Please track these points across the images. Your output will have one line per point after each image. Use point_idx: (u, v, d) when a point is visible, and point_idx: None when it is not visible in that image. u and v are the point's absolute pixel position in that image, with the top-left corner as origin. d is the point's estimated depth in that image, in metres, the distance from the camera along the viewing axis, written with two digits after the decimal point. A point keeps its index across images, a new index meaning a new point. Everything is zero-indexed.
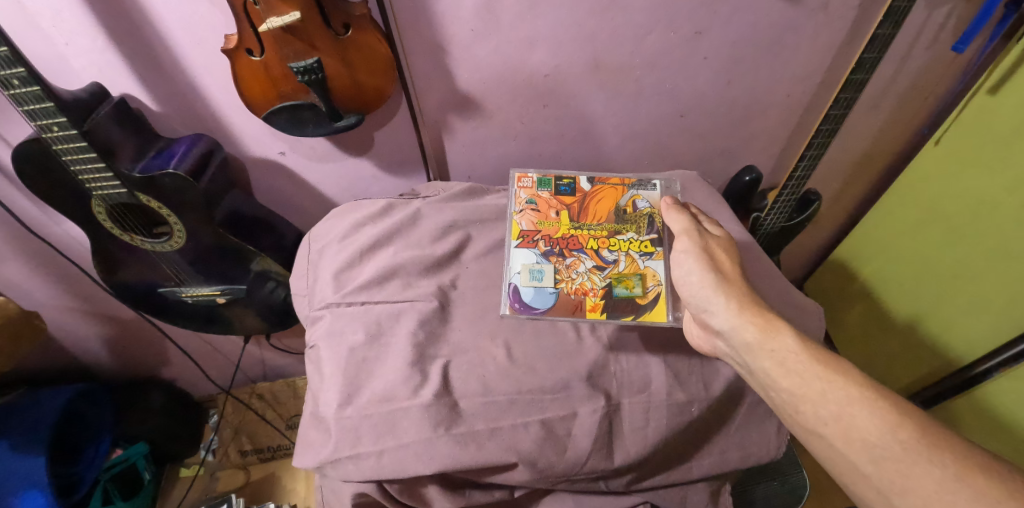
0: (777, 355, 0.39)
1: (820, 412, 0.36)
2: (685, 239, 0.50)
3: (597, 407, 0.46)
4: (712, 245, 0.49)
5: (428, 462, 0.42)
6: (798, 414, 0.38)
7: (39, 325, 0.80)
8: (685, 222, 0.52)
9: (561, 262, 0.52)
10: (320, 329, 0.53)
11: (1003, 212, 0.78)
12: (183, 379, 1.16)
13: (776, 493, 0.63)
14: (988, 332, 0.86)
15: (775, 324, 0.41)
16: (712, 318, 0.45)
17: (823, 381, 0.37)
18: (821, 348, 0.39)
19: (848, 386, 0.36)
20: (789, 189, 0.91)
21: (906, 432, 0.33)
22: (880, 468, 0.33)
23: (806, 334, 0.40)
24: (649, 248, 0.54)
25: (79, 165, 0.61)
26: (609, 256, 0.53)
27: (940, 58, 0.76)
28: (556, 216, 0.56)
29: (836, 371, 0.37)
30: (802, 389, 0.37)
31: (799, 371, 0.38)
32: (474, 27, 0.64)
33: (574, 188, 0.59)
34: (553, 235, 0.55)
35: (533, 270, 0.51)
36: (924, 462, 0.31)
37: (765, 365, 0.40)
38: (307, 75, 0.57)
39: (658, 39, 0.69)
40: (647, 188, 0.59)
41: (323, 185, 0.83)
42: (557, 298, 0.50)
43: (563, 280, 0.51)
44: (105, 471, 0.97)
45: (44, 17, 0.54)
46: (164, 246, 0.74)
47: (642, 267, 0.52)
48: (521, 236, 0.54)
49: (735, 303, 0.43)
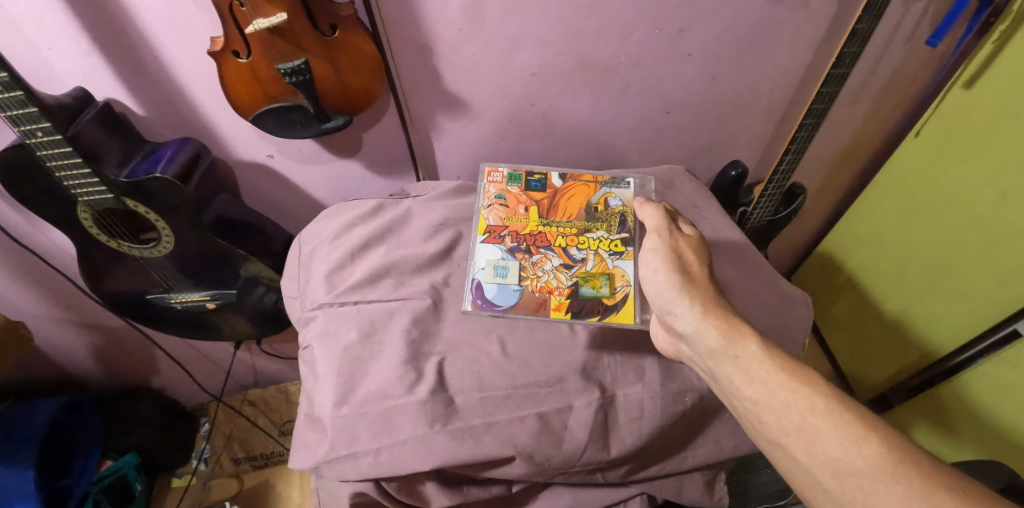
0: (740, 362, 0.40)
1: (783, 422, 0.36)
2: (654, 237, 0.50)
3: (591, 399, 0.46)
4: (681, 245, 0.49)
5: (425, 458, 0.42)
6: (762, 424, 0.38)
7: (24, 335, 0.78)
8: (658, 219, 0.52)
9: (527, 259, 0.53)
10: (314, 330, 0.52)
11: (982, 202, 0.80)
12: (173, 387, 1.14)
13: (770, 481, 0.64)
14: (969, 321, 0.88)
15: (739, 331, 0.41)
16: (676, 321, 0.45)
17: (788, 391, 0.37)
18: (784, 356, 0.39)
19: (813, 396, 0.36)
20: (775, 183, 0.92)
21: (870, 447, 0.32)
22: (841, 483, 0.32)
23: (770, 341, 0.40)
24: (619, 248, 0.54)
25: (64, 171, 0.60)
26: (577, 254, 0.53)
27: (917, 52, 0.79)
28: (524, 212, 0.56)
29: (801, 381, 0.37)
30: (765, 398, 0.37)
31: (762, 379, 0.38)
32: (461, 27, 0.64)
33: (544, 184, 0.59)
34: (520, 231, 0.55)
35: (497, 266, 0.52)
36: (888, 479, 0.31)
37: (728, 372, 0.40)
38: (294, 76, 0.56)
39: (642, 37, 0.71)
40: (620, 187, 0.59)
41: (312, 187, 0.82)
42: (520, 296, 0.50)
43: (528, 277, 0.51)
44: (94, 484, 0.95)
45: (25, 21, 0.53)
46: (152, 252, 0.73)
47: (611, 267, 0.52)
48: (487, 232, 0.55)
49: (700, 307, 0.43)
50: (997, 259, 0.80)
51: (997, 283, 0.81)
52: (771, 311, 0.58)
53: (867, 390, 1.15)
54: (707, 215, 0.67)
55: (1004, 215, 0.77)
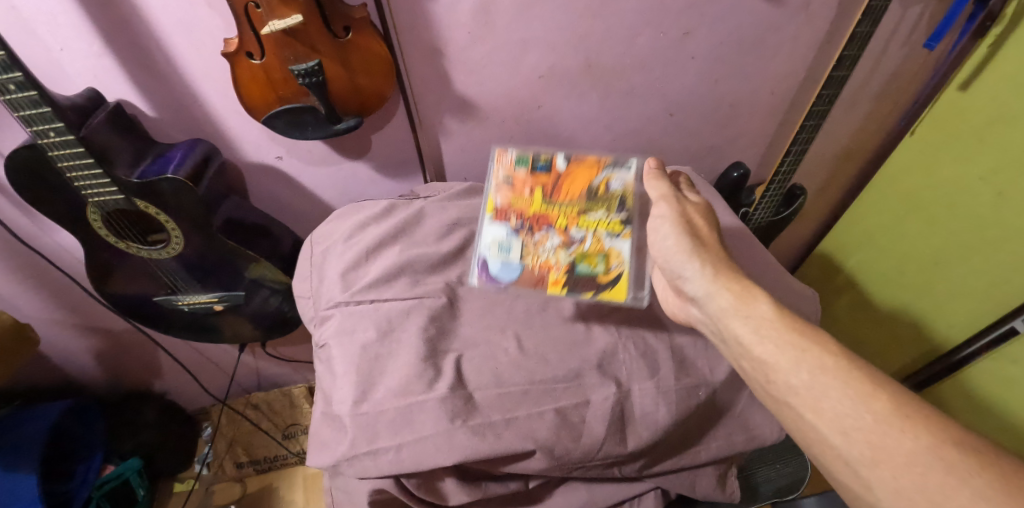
0: (751, 322, 0.41)
1: (792, 381, 0.37)
2: (662, 204, 0.51)
3: (608, 394, 0.47)
4: (691, 212, 0.50)
5: (447, 453, 0.42)
6: (770, 383, 0.39)
7: (32, 338, 0.78)
8: (664, 187, 0.52)
9: (530, 234, 0.54)
10: (330, 328, 0.53)
11: (977, 199, 0.82)
12: (175, 392, 1.13)
13: (779, 476, 0.65)
14: (967, 318, 0.90)
15: (750, 291, 0.42)
16: (687, 285, 0.46)
17: (798, 350, 0.38)
18: (794, 315, 0.41)
19: (823, 355, 0.37)
20: (776, 184, 0.93)
21: (879, 403, 0.34)
22: (850, 440, 0.34)
23: (780, 301, 0.41)
24: (616, 228, 0.54)
25: (75, 171, 0.60)
26: (577, 232, 0.53)
27: (913, 55, 0.81)
28: (528, 193, 0.56)
29: (811, 341, 0.38)
30: (775, 358, 0.38)
31: (772, 337, 0.39)
32: (471, 30, 0.65)
33: (549, 163, 0.57)
34: (523, 209, 0.55)
35: (501, 243, 0.53)
36: (897, 433, 0.32)
37: (738, 332, 0.41)
38: (307, 77, 0.57)
39: (647, 40, 0.72)
40: (621, 169, 0.57)
41: (319, 189, 0.83)
42: (520, 270, 0.52)
43: (529, 251, 0.53)
44: (98, 489, 0.93)
45: (39, 22, 0.53)
46: (161, 253, 0.73)
47: (607, 246, 0.53)
48: (495, 209, 0.55)
49: (710, 271, 0.44)
50: (994, 256, 0.82)
51: (995, 280, 0.83)
52: (782, 308, 0.58)
53: None
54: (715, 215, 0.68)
55: (1002, 213, 0.79)
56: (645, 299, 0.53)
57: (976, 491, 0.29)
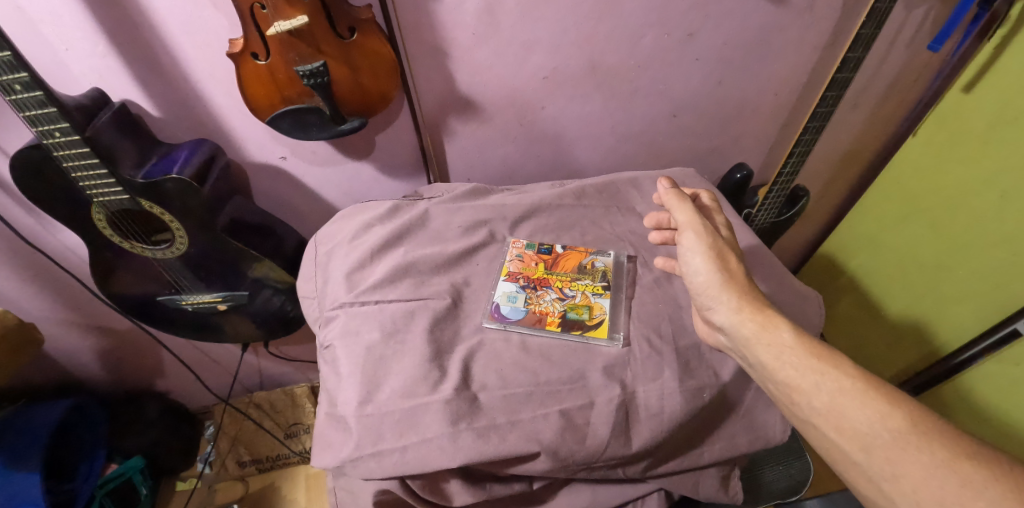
0: (773, 349, 0.41)
1: (813, 403, 0.38)
2: (690, 234, 0.50)
3: (612, 396, 0.47)
4: (721, 244, 0.49)
5: (452, 455, 0.42)
6: (795, 405, 0.40)
7: (37, 336, 0.79)
8: (690, 214, 0.51)
9: (533, 292, 0.58)
10: (335, 329, 0.53)
11: (981, 201, 0.81)
12: (178, 391, 1.13)
13: (780, 478, 0.65)
14: (971, 320, 0.89)
15: (774, 320, 0.43)
16: (714, 315, 0.46)
17: (817, 373, 0.39)
18: (815, 340, 0.41)
19: (841, 377, 0.38)
20: (779, 186, 0.93)
21: (896, 421, 0.35)
22: (870, 457, 0.35)
23: (801, 328, 0.42)
24: (598, 288, 0.58)
25: (80, 171, 0.60)
26: (569, 291, 0.59)
27: (917, 57, 0.82)
28: (534, 262, 0.61)
29: (829, 364, 0.39)
30: (796, 381, 0.40)
31: (793, 364, 0.40)
32: (476, 30, 0.66)
33: (550, 246, 0.63)
34: (530, 273, 0.60)
35: (509, 294, 0.57)
36: (913, 449, 0.33)
37: (763, 359, 0.42)
38: (312, 78, 0.57)
39: (652, 41, 0.72)
40: (604, 253, 0.63)
41: (323, 189, 0.83)
42: (521, 313, 0.55)
43: (532, 303, 0.57)
44: (100, 488, 0.93)
45: (45, 23, 0.54)
46: (165, 253, 0.72)
47: (592, 301, 0.57)
48: (507, 272, 0.59)
49: (734, 299, 0.45)
50: (998, 258, 0.81)
51: (998, 282, 0.83)
52: (786, 310, 0.58)
53: None
54: None
55: (1006, 215, 0.78)
56: (621, 341, 0.52)
57: (991, 501, 0.30)
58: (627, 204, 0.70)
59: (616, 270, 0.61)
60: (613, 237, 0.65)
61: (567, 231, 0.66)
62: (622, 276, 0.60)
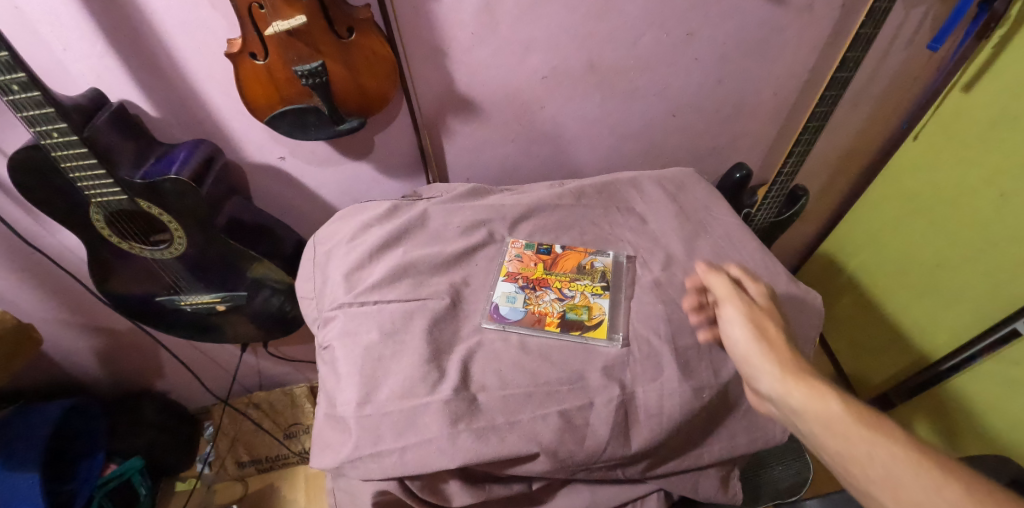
0: (821, 419, 0.40)
1: (868, 474, 0.36)
2: (729, 306, 0.50)
3: (612, 397, 0.47)
4: (759, 314, 0.48)
5: (451, 456, 0.42)
6: (850, 477, 0.37)
7: (35, 337, 0.78)
8: (727, 286, 0.52)
9: (532, 293, 0.58)
10: (334, 330, 0.53)
11: (981, 201, 0.81)
12: (177, 391, 1.13)
13: (784, 478, 0.66)
14: (969, 320, 0.89)
15: (821, 389, 0.41)
16: (759, 384, 0.45)
17: (870, 443, 0.37)
18: (866, 409, 0.39)
19: (894, 448, 0.36)
20: (778, 186, 0.92)
21: (960, 495, 0.32)
22: None
23: (850, 396, 0.40)
24: (598, 288, 0.58)
25: (78, 172, 0.59)
26: (568, 291, 0.59)
27: (916, 56, 0.82)
28: (533, 262, 0.61)
29: (880, 433, 0.37)
30: (847, 452, 0.37)
31: (843, 434, 0.38)
32: (475, 30, 0.65)
33: (549, 246, 0.63)
34: (529, 273, 0.60)
35: (508, 294, 0.57)
36: None
37: (812, 430, 0.40)
38: (311, 78, 0.56)
39: (651, 40, 0.72)
40: (603, 253, 0.63)
41: (322, 189, 0.82)
42: (520, 313, 0.55)
43: (531, 303, 0.56)
44: (100, 488, 0.93)
45: (43, 23, 0.53)
46: (164, 253, 0.72)
47: (591, 301, 0.57)
48: (506, 272, 0.59)
49: (777, 368, 0.44)
50: (998, 258, 0.81)
51: (997, 282, 0.82)
52: None
53: (869, 390, 1.15)
54: (719, 215, 0.68)
55: (1001, 215, 0.78)
56: (620, 342, 0.52)
57: None
58: (626, 204, 0.70)
59: (615, 270, 0.61)
60: (612, 237, 0.65)
61: (566, 231, 0.66)
62: (621, 276, 0.60)
